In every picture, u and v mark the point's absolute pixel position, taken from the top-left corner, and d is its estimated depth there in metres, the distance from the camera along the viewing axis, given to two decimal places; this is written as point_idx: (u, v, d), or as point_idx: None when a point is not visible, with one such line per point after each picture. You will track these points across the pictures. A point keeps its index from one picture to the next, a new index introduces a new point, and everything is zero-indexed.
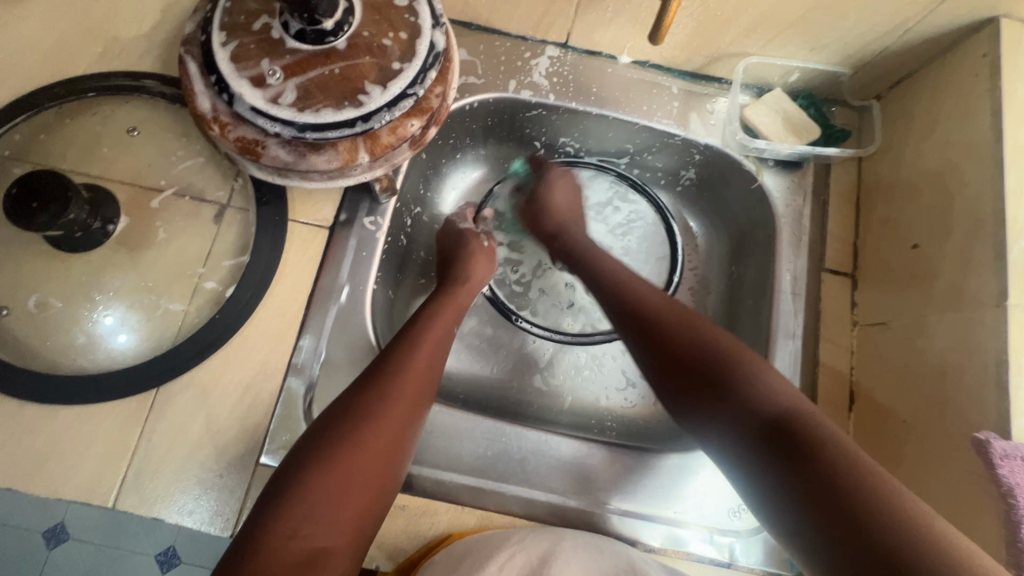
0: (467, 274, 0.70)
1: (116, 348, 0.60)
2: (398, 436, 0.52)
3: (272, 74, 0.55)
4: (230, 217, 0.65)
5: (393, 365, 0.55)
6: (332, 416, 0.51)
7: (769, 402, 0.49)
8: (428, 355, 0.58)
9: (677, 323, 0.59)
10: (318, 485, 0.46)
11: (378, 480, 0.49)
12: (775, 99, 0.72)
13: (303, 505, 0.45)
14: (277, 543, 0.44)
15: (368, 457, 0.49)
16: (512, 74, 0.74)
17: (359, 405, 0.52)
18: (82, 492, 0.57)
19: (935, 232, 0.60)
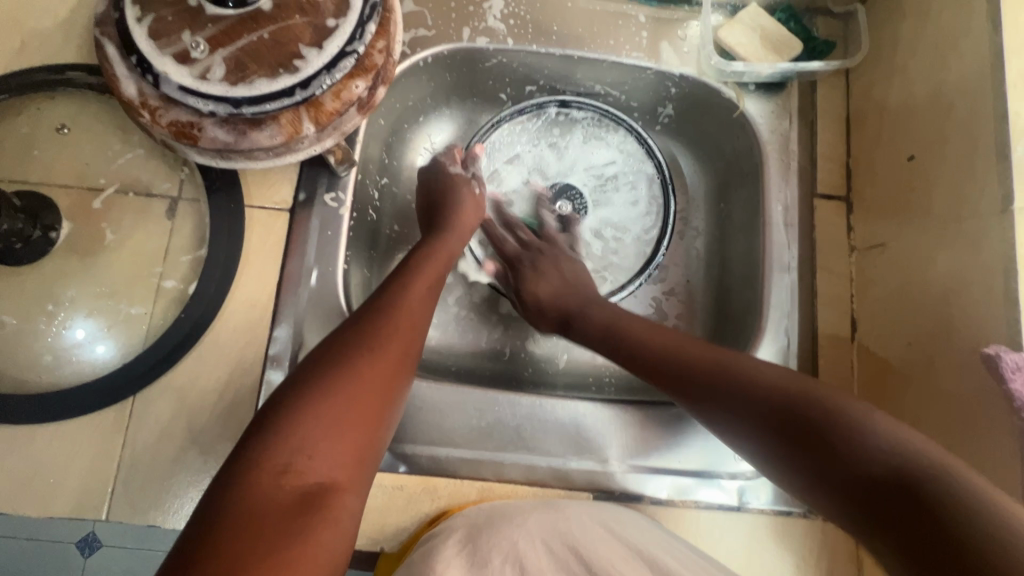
0: (451, 222, 0.65)
1: (84, 360, 0.58)
2: (397, 375, 0.48)
3: (196, 47, 0.51)
4: (182, 209, 0.61)
5: (385, 302, 0.52)
6: (324, 350, 0.47)
7: (870, 452, 0.38)
8: (423, 295, 0.55)
9: (732, 366, 0.49)
10: (312, 416, 0.42)
11: (376, 418, 0.45)
12: (751, 16, 0.67)
13: (297, 435, 0.41)
14: (269, 478, 0.39)
15: (367, 387, 0.45)
16: (465, 22, 0.69)
17: (353, 335, 0.49)
18: (71, 508, 0.55)
19: (931, 139, 0.56)
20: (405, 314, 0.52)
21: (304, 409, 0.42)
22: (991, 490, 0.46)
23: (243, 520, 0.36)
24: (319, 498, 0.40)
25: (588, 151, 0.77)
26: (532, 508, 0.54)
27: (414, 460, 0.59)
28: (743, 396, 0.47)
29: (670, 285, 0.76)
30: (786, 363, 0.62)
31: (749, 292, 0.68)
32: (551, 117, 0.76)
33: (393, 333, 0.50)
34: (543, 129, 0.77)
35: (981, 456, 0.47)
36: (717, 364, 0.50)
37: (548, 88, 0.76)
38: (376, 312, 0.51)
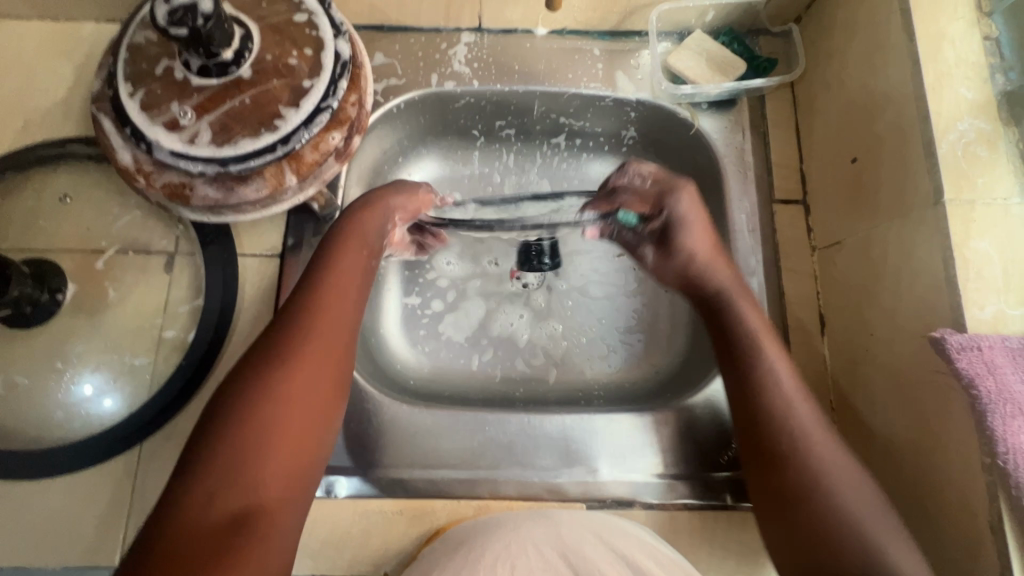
0: (381, 200, 0.63)
1: (93, 412, 0.61)
2: (319, 382, 0.49)
3: (183, 115, 0.55)
4: (179, 263, 0.65)
5: (304, 311, 0.52)
6: (241, 377, 0.47)
7: (846, 521, 0.46)
8: (345, 290, 0.55)
9: (754, 398, 0.54)
10: (230, 447, 0.43)
11: (301, 430, 0.46)
12: (696, 42, 0.72)
13: (216, 464, 0.42)
14: (193, 510, 0.41)
15: (286, 408, 0.46)
16: (433, 68, 0.74)
17: (272, 353, 0.48)
18: (86, 557, 0.58)
19: (869, 142, 0.60)
20: (323, 319, 0.52)
21: (222, 441, 0.43)
22: (955, 467, 0.48)
23: (166, 558, 0.38)
24: (248, 522, 0.42)
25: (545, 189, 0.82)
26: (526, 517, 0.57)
27: (411, 484, 0.61)
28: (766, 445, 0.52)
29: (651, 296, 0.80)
30: None
31: None
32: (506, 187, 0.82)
33: (308, 341, 0.50)
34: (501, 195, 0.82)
35: (941, 437, 0.49)
36: (767, 411, 0.53)
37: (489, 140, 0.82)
38: (295, 322, 0.51)
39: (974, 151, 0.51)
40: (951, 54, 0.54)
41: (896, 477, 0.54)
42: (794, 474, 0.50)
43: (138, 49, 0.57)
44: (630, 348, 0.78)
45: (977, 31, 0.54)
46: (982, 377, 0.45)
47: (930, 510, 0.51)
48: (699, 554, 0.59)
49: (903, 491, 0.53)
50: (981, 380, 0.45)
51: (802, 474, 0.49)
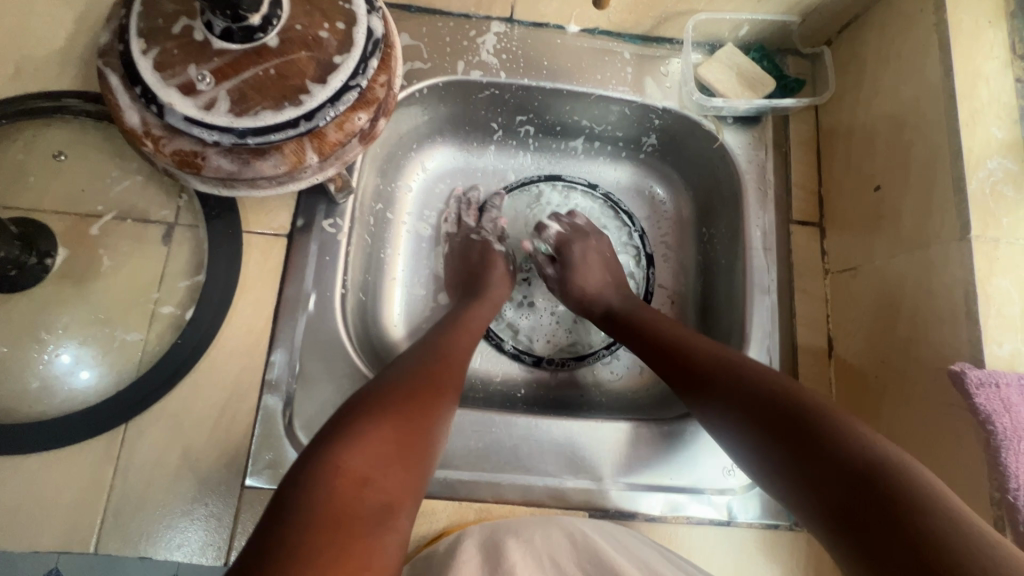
0: (490, 288, 0.71)
1: (78, 387, 0.57)
2: (451, 403, 0.53)
3: (201, 79, 0.52)
4: (179, 235, 0.61)
5: (432, 357, 0.56)
6: (377, 381, 0.51)
7: (857, 450, 0.41)
8: (466, 342, 0.62)
9: (679, 347, 0.59)
10: (382, 434, 0.45)
11: (428, 437, 0.49)
12: (727, 55, 0.72)
13: (367, 447, 0.44)
14: (343, 490, 0.41)
15: (420, 419, 0.49)
16: (459, 55, 0.72)
17: (414, 368, 0.53)
18: (58, 543, 0.54)
19: (895, 171, 0.60)
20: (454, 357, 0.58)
21: (375, 427, 0.46)
22: (962, 496, 0.49)
23: (317, 523, 0.39)
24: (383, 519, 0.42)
25: (587, 197, 0.83)
26: (536, 522, 0.56)
27: None
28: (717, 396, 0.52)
29: (657, 306, 0.80)
30: None
31: (734, 313, 0.71)
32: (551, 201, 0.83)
33: (446, 368, 0.55)
34: (542, 201, 0.83)
35: (955, 469, 0.50)
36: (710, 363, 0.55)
37: (508, 190, 0.83)
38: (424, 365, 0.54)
39: (1000, 190, 0.52)
40: (985, 93, 0.54)
41: None
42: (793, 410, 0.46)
43: (154, 3, 0.54)
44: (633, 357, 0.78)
45: (1010, 71, 0.55)
46: (1000, 414, 0.46)
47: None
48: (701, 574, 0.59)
49: None
50: (998, 417, 0.46)
51: (786, 409, 0.47)
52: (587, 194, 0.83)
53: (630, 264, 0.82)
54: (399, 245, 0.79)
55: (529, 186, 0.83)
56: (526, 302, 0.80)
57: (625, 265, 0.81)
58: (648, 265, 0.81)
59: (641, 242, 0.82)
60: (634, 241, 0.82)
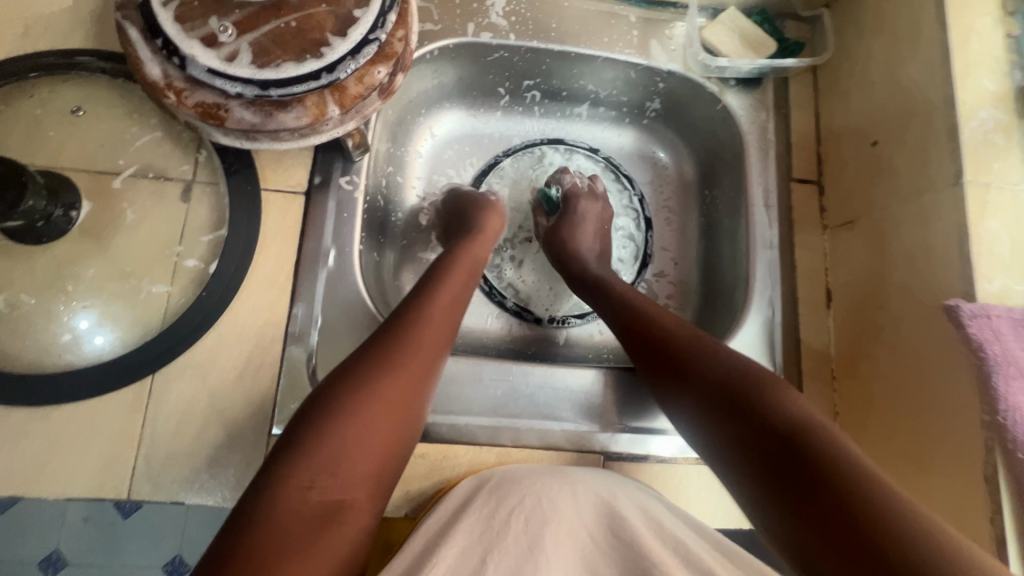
0: (478, 232, 0.69)
1: (92, 351, 0.57)
2: (419, 386, 0.51)
3: (224, 31, 0.54)
4: (198, 191, 0.62)
5: (395, 331, 0.52)
6: (335, 373, 0.49)
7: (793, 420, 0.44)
8: (448, 302, 0.58)
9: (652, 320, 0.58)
10: (329, 435, 0.45)
11: (393, 431, 0.48)
12: (730, 18, 0.74)
13: (318, 453, 0.44)
14: (293, 499, 0.42)
15: (379, 412, 0.47)
16: (469, 17, 0.73)
17: (378, 350, 0.51)
18: (93, 489, 0.55)
19: (892, 125, 0.63)
20: (428, 327, 0.54)
21: (326, 427, 0.45)
22: (957, 423, 0.52)
23: (268, 533, 0.40)
24: (336, 519, 0.43)
25: (590, 159, 0.85)
26: (544, 474, 0.56)
27: (433, 429, 0.61)
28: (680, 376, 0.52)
29: (661, 267, 0.83)
30: (770, 331, 0.68)
31: (738, 269, 0.74)
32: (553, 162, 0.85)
33: (417, 348, 0.52)
34: (546, 161, 0.85)
35: (951, 399, 0.53)
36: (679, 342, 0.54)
37: (513, 151, 0.84)
38: (388, 346, 0.51)
39: (991, 139, 0.55)
40: (978, 47, 0.57)
41: (893, 441, 0.59)
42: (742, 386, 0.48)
43: None
44: None
45: (1001, 27, 0.58)
46: (991, 342, 0.49)
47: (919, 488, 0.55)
48: (696, 512, 0.62)
49: (901, 454, 0.58)
50: (989, 345, 0.49)
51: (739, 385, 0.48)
52: (588, 156, 0.85)
53: (631, 228, 0.84)
54: (409, 208, 0.80)
55: (533, 148, 0.84)
56: (533, 263, 0.82)
57: (626, 229, 0.83)
58: (647, 227, 0.84)
59: (641, 207, 0.84)
60: (634, 204, 0.84)
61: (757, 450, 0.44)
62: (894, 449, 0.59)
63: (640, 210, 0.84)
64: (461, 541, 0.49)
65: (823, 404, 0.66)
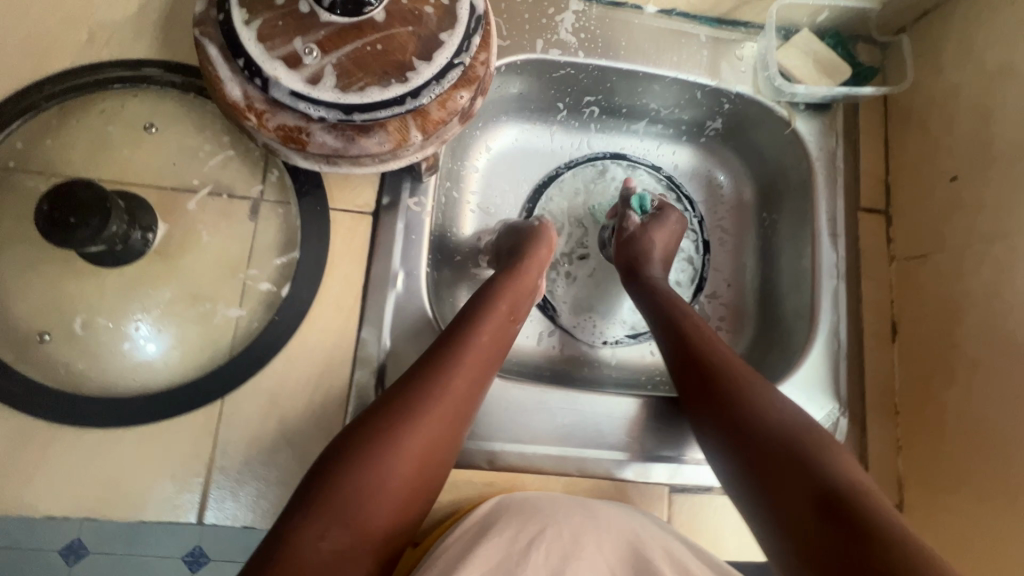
0: (520, 266, 0.65)
1: (150, 372, 0.56)
2: (441, 442, 0.50)
3: (308, 52, 0.52)
4: (266, 211, 0.61)
5: (426, 385, 0.51)
6: (362, 421, 0.48)
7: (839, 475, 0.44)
8: (486, 350, 0.56)
9: (700, 350, 0.58)
10: (344, 492, 0.44)
11: (406, 488, 0.47)
12: (804, 41, 0.72)
13: (328, 514, 0.43)
14: (295, 558, 0.41)
15: (398, 471, 0.46)
16: (538, 33, 0.71)
17: (408, 401, 0.49)
18: (166, 512, 0.55)
19: (974, 162, 0.62)
20: (457, 379, 0.52)
21: (341, 484, 0.45)
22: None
23: None
24: None
25: (652, 176, 0.83)
26: (572, 505, 0.55)
27: (501, 456, 0.61)
28: (730, 413, 0.52)
29: (714, 289, 0.82)
30: (836, 364, 0.68)
31: (800, 298, 0.73)
32: (614, 176, 0.84)
33: (440, 401, 0.50)
34: (606, 176, 0.83)
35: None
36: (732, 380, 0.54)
37: (575, 164, 0.83)
38: (416, 398, 0.50)
39: None
40: None
41: (961, 481, 0.59)
42: (785, 434, 0.48)
43: None
44: None
45: None
46: None
47: (982, 525, 0.56)
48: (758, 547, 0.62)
49: (972, 496, 0.58)
50: None
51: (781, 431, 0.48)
52: (650, 171, 0.84)
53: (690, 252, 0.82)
54: (464, 222, 0.79)
55: (596, 161, 0.83)
56: (587, 282, 0.81)
57: (686, 252, 0.81)
58: (704, 252, 0.82)
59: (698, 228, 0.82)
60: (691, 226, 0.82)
61: (796, 502, 0.44)
62: (964, 490, 0.59)
63: (698, 231, 0.82)
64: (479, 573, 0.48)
65: (885, 437, 0.66)
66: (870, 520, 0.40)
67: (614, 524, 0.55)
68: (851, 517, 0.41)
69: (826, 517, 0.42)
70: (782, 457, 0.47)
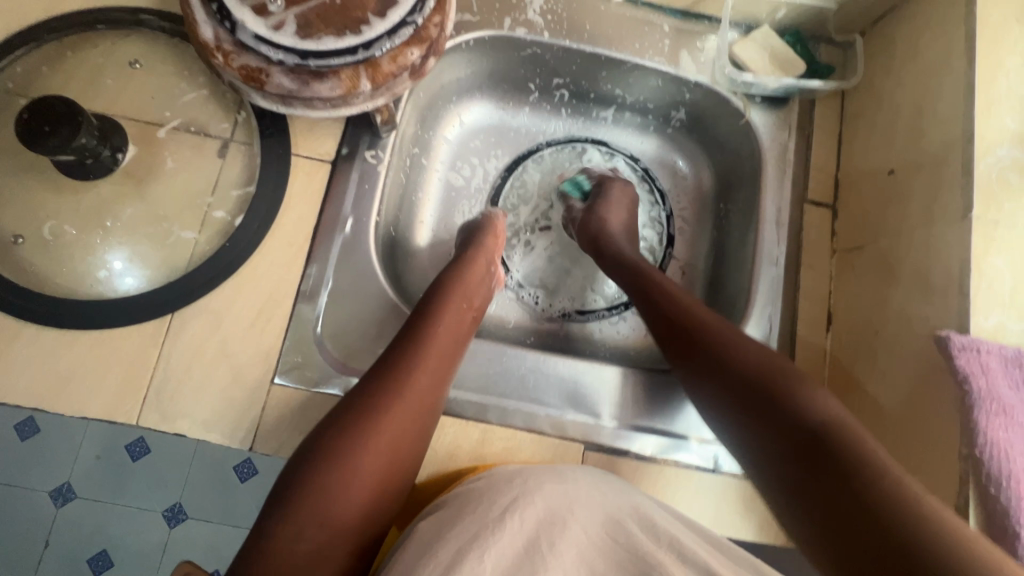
0: (482, 261, 0.69)
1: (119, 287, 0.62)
2: (409, 431, 0.54)
3: (274, 2, 0.57)
4: (233, 149, 0.66)
5: (389, 378, 0.55)
6: (332, 418, 0.53)
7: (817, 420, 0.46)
8: (447, 343, 0.60)
9: (675, 307, 0.60)
10: (316, 482, 0.49)
11: (381, 474, 0.51)
12: (763, 36, 0.75)
13: (304, 506, 0.48)
14: (278, 549, 0.46)
15: (370, 461, 0.50)
16: (507, 12, 0.76)
17: (372, 394, 0.54)
18: (107, 411, 0.60)
19: (909, 155, 0.63)
20: (421, 372, 0.56)
21: (314, 476, 0.49)
22: (934, 449, 0.53)
23: None
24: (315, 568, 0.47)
25: (629, 163, 0.87)
26: (543, 471, 0.57)
27: None
28: (728, 368, 0.53)
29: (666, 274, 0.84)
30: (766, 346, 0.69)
31: (741, 283, 0.75)
32: (591, 160, 0.88)
33: (405, 394, 0.54)
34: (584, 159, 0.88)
35: (936, 426, 0.53)
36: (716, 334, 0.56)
37: (555, 143, 0.87)
38: (379, 391, 0.54)
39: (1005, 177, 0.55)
40: (1003, 86, 0.57)
41: None
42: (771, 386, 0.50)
43: None
44: (640, 319, 0.82)
45: None
46: (976, 376, 0.49)
47: None
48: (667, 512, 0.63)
49: None
50: (974, 378, 0.49)
51: (763, 382, 0.50)
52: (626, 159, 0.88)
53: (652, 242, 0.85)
54: (429, 188, 0.84)
55: (575, 144, 0.88)
56: (543, 255, 0.85)
57: (649, 240, 0.85)
58: (667, 244, 0.85)
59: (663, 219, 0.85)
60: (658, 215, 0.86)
61: (786, 455, 0.46)
62: None
63: (663, 221, 0.85)
64: (455, 546, 0.49)
65: None
66: (870, 472, 0.42)
67: (589, 496, 0.56)
68: (850, 471, 0.42)
69: (823, 467, 0.43)
70: (768, 409, 0.49)
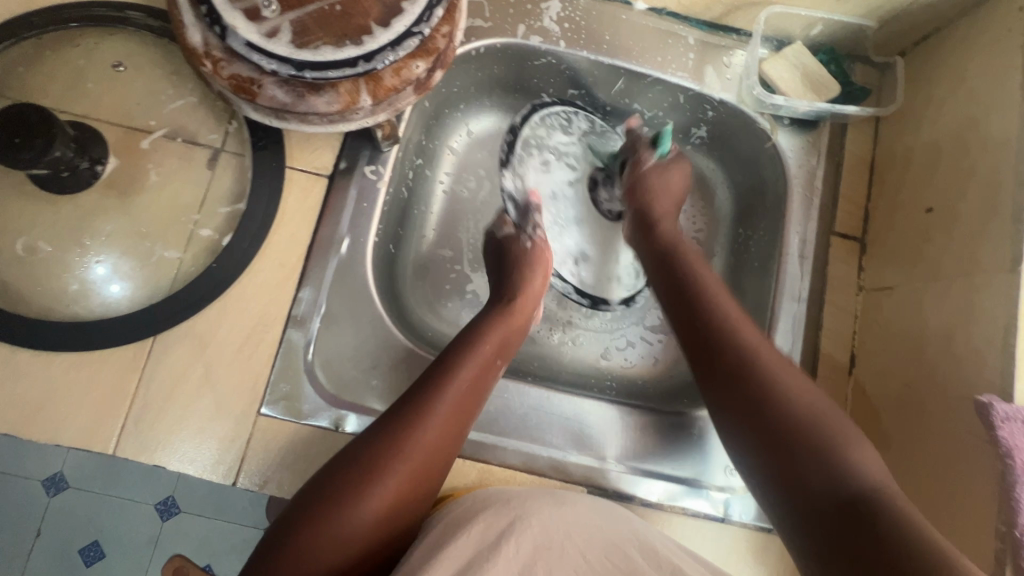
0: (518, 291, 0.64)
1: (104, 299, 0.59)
2: (421, 477, 0.49)
3: (267, 6, 0.52)
4: (224, 161, 0.63)
5: (411, 416, 0.50)
6: (344, 454, 0.49)
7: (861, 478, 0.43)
8: (475, 384, 0.55)
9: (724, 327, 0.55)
10: (314, 526, 0.45)
11: (383, 520, 0.47)
12: (795, 53, 0.70)
13: (297, 549, 0.44)
14: None
15: (372, 507, 0.47)
16: (522, 19, 0.71)
17: (388, 435, 0.49)
18: (79, 442, 0.56)
19: (950, 193, 0.59)
20: (445, 413, 0.51)
21: (314, 520, 0.45)
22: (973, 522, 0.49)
23: None
24: None
25: None
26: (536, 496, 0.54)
27: None
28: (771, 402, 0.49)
29: None
30: None
31: (759, 317, 0.70)
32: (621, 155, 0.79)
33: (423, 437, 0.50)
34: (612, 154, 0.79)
35: (974, 498, 0.49)
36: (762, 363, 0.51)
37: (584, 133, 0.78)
38: (397, 432, 0.49)
39: None
40: None
41: None
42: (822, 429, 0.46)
43: None
44: (649, 347, 0.78)
45: None
46: (1020, 450, 0.46)
47: None
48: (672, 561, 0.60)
49: None
50: (1018, 453, 0.46)
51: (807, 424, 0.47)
52: None
53: None
54: (432, 201, 0.79)
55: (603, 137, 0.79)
56: None
57: None
58: None
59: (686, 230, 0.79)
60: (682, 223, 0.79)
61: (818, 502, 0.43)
62: None
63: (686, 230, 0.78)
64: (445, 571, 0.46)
65: None
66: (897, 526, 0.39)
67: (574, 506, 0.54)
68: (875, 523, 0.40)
69: (854, 520, 0.40)
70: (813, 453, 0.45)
